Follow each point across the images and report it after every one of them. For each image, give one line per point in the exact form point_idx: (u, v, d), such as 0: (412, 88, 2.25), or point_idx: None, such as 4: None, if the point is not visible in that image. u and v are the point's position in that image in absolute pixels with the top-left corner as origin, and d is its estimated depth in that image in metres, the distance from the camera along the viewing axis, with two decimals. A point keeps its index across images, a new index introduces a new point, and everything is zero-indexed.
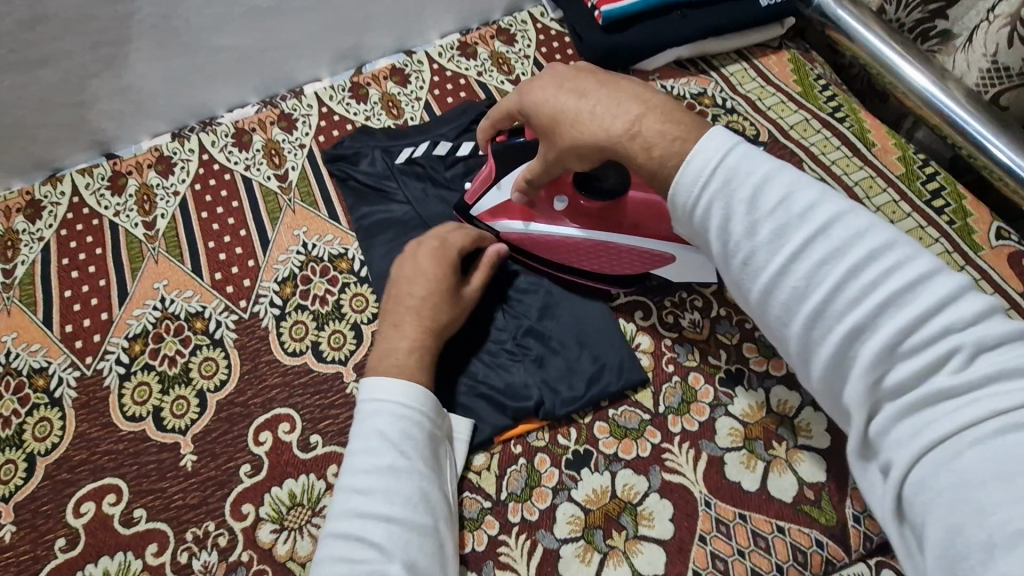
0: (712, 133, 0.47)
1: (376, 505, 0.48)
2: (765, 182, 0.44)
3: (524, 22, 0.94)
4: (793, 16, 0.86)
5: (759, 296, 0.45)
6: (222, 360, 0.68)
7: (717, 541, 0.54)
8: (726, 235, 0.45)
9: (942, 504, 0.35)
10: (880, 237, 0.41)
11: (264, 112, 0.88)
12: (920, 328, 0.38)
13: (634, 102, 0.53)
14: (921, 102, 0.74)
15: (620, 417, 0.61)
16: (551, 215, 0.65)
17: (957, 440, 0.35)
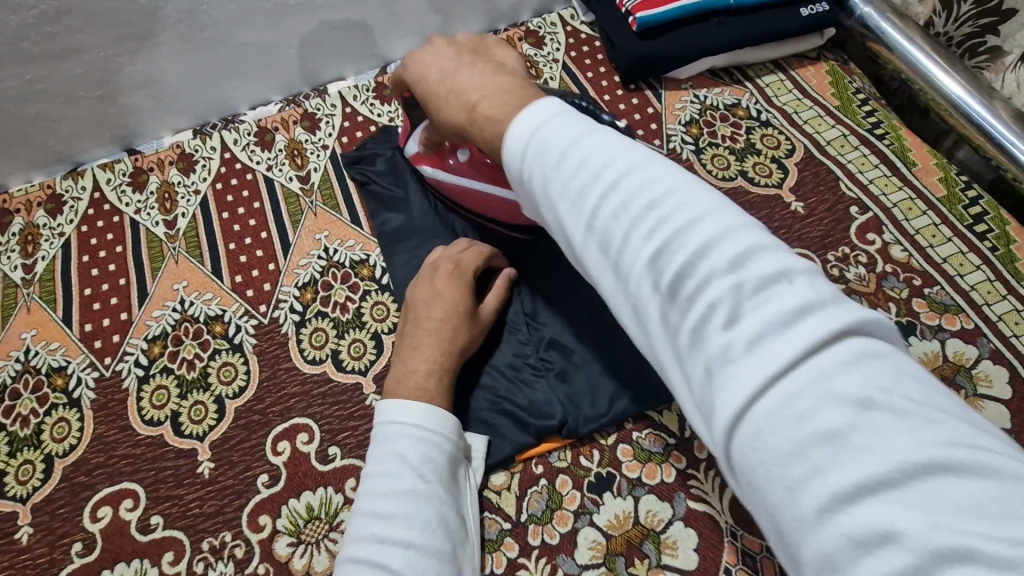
0: (537, 104, 0.41)
1: (395, 530, 0.46)
2: (574, 139, 0.38)
3: (553, 24, 0.93)
4: (833, 27, 0.83)
5: (576, 250, 0.37)
6: (240, 366, 0.67)
7: (743, 574, 0.53)
8: (545, 191, 0.38)
9: (756, 480, 0.27)
10: (672, 185, 0.34)
11: (287, 112, 0.88)
12: (701, 278, 0.30)
13: (474, 87, 0.48)
14: (965, 122, 0.72)
15: (645, 440, 0.60)
16: (456, 169, 0.64)
17: (765, 405, 0.27)
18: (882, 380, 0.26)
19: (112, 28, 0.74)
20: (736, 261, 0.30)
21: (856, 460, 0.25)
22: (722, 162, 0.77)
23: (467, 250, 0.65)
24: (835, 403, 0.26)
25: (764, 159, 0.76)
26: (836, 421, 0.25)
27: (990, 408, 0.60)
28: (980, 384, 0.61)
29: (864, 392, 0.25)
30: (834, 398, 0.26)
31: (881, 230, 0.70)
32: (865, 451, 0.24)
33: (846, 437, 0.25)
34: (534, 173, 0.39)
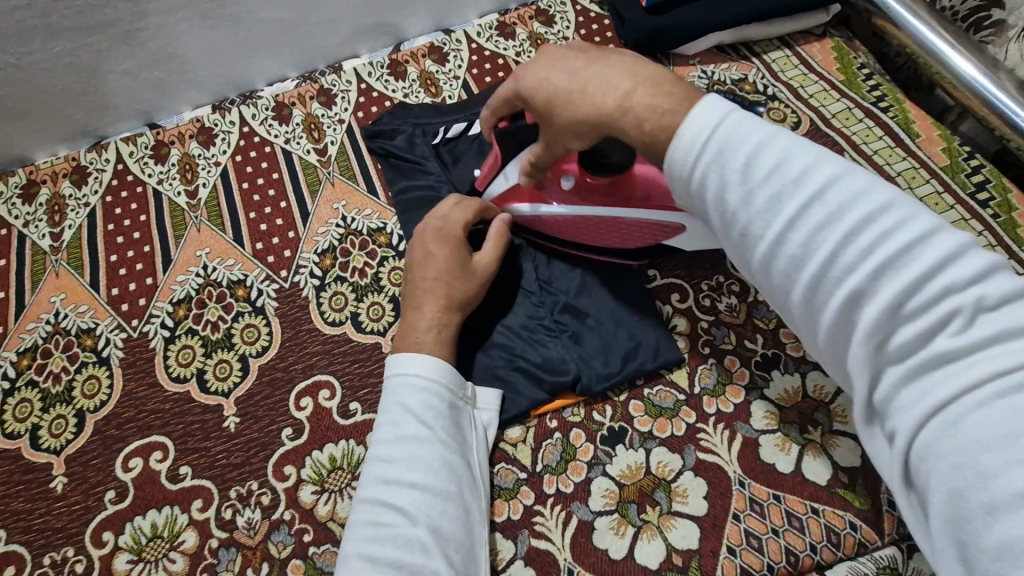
0: (704, 103, 0.44)
1: (400, 472, 0.49)
2: (767, 147, 0.42)
3: (563, 3, 0.95)
4: (839, 3, 0.85)
5: (761, 264, 0.43)
6: (263, 327, 0.70)
7: (751, 520, 0.55)
8: (719, 199, 0.44)
9: (947, 469, 0.34)
10: (891, 202, 0.39)
11: (303, 88, 0.90)
12: (932, 294, 0.36)
13: (625, 78, 0.50)
14: (967, 93, 0.73)
15: (655, 396, 0.62)
16: (558, 195, 0.64)
17: (958, 404, 0.34)
18: None
19: (137, 2, 0.76)
20: (978, 284, 0.35)
21: None
22: None
23: (461, 206, 0.66)
24: None
25: None
26: (1000, 419, 0.33)
27: None
28: None
29: None
30: (1008, 404, 0.33)
31: None
32: None
33: None
34: (686, 181, 0.46)
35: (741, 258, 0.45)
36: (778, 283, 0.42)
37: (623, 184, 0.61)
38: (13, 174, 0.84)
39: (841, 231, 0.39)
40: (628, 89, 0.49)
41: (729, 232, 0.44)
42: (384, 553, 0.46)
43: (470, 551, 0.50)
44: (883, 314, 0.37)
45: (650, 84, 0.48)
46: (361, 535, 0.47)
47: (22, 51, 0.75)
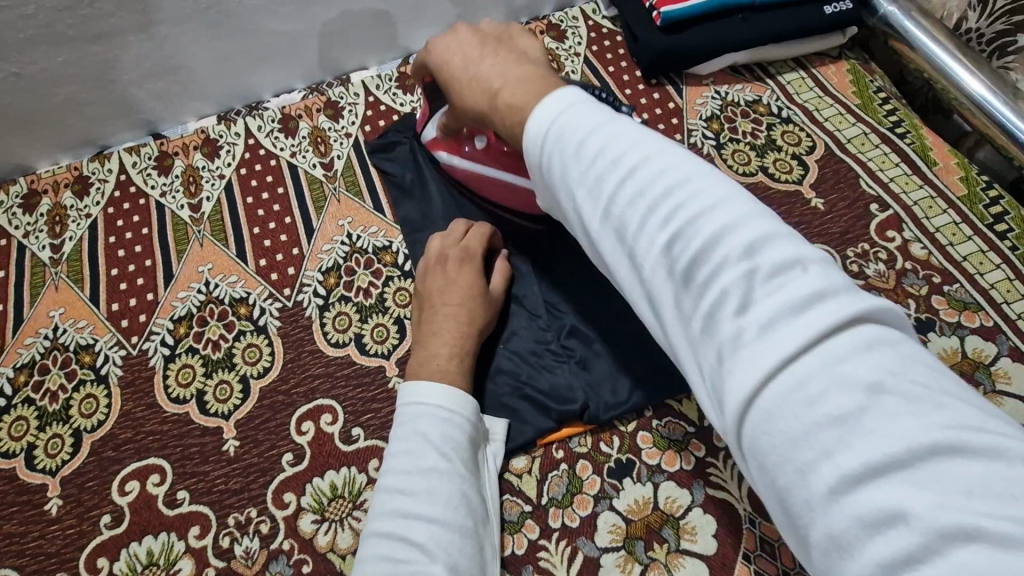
0: (555, 97, 0.43)
1: (420, 506, 0.47)
2: (596, 131, 0.40)
3: (575, 19, 0.93)
4: (857, 25, 0.84)
5: (597, 243, 0.40)
6: (265, 347, 0.68)
7: (761, 560, 0.54)
8: (563, 186, 0.41)
9: (773, 467, 0.30)
10: (687, 177, 0.37)
11: (310, 100, 0.88)
12: (719, 266, 0.33)
13: (497, 75, 0.51)
14: (988, 122, 0.72)
15: (664, 428, 0.60)
16: (473, 155, 0.67)
17: (771, 392, 0.29)
18: (880, 363, 0.28)
19: (143, 12, 0.75)
20: (752, 255, 0.33)
21: (861, 441, 0.27)
22: (743, 158, 0.77)
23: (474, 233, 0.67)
24: (846, 390, 0.28)
25: (785, 155, 0.77)
26: (843, 403, 0.28)
27: (1010, 404, 0.60)
28: (998, 381, 0.61)
29: (866, 373, 0.28)
30: (846, 383, 0.28)
31: (901, 227, 0.70)
32: (874, 434, 0.27)
33: (856, 420, 0.27)
34: (549, 164, 0.42)
35: (592, 246, 0.41)
36: (625, 269, 0.38)
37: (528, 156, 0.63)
38: (15, 183, 0.83)
39: (663, 208, 0.36)
40: (496, 88, 0.50)
41: (581, 218, 0.41)
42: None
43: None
44: (693, 291, 0.34)
45: (515, 82, 0.49)
46: (378, 572, 0.45)
47: (25, 61, 0.74)
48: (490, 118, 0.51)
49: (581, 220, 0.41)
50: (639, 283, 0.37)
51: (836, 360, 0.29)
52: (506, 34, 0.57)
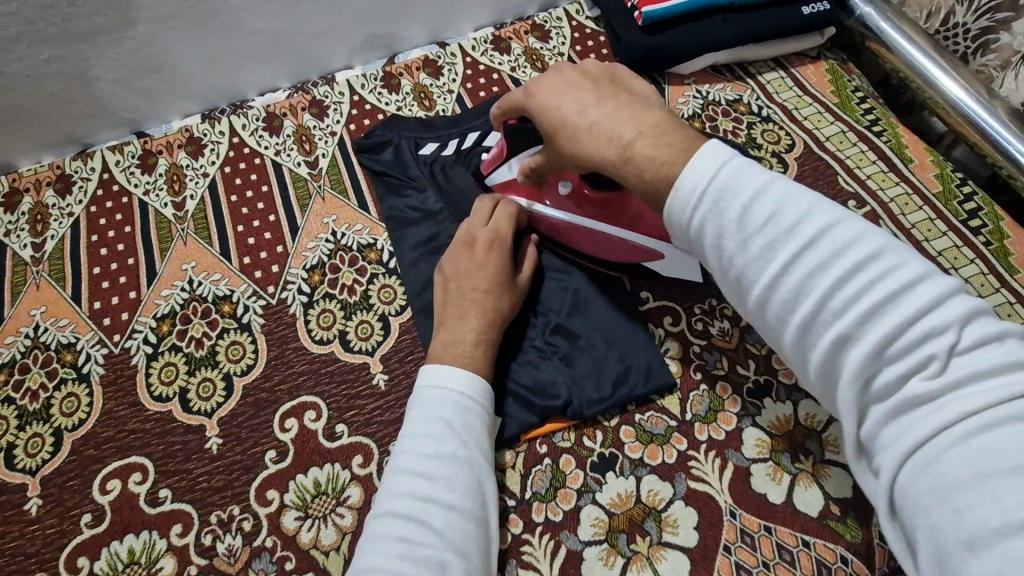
0: (699, 155, 0.44)
1: (431, 490, 0.47)
2: (759, 197, 0.42)
3: (558, 19, 0.95)
4: (834, 26, 0.85)
5: (756, 306, 0.43)
6: (248, 345, 0.68)
7: (741, 551, 0.54)
8: (717, 247, 0.44)
9: (925, 508, 0.34)
10: (879, 246, 0.39)
11: (295, 99, 0.88)
12: (924, 334, 0.36)
13: (627, 125, 0.50)
14: (961, 119, 0.74)
15: (647, 422, 0.61)
16: (556, 203, 0.67)
17: (941, 439, 0.35)
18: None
19: (126, 9, 0.75)
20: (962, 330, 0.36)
21: (1000, 496, 0.32)
22: None
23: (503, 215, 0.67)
24: (993, 453, 0.33)
25: (766, 153, 0.78)
26: (998, 460, 0.32)
27: None
28: None
29: (1010, 445, 0.32)
30: (990, 453, 0.33)
31: (878, 223, 0.71)
32: (1011, 490, 0.31)
33: (988, 477, 0.32)
34: (695, 223, 0.45)
35: (745, 307, 0.44)
36: (787, 335, 0.42)
37: (627, 208, 0.65)
38: None
39: (832, 282, 0.39)
40: (630, 137, 0.50)
41: (733, 281, 0.44)
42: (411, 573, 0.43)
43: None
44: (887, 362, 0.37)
45: (651, 135, 0.49)
46: (383, 552, 0.44)
47: (8, 58, 0.74)
48: (619, 169, 0.50)
49: (732, 283, 0.44)
50: (799, 350, 0.42)
51: (981, 427, 0.34)
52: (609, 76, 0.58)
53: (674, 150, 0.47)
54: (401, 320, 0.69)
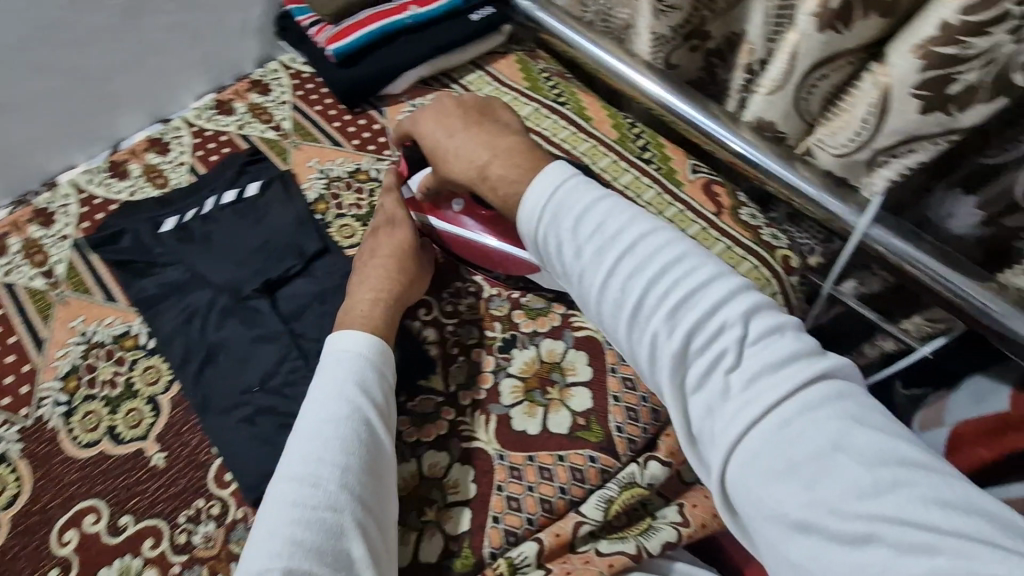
0: (535, 184, 0.59)
1: (325, 455, 0.55)
2: (588, 209, 0.57)
3: (275, 71, 0.98)
4: (507, 23, 0.97)
5: (596, 308, 0.56)
6: (10, 476, 0.65)
7: (511, 485, 0.62)
8: (561, 257, 0.57)
9: (758, 494, 0.45)
10: (685, 257, 0.54)
11: (16, 213, 0.85)
12: (713, 333, 0.50)
13: (486, 153, 0.65)
14: (599, 65, 0.88)
15: (417, 406, 0.67)
16: (451, 218, 0.72)
17: (768, 422, 0.46)
18: (842, 412, 0.46)
19: None
20: (744, 326, 0.50)
21: (833, 471, 0.43)
22: None
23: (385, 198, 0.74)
24: (818, 433, 0.44)
25: None
26: (825, 440, 0.44)
27: None
28: None
29: (834, 422, 0.45)
30: (824, 430, 0.44)
31: None
32: (843, 463, 0.43)
33: (831, 454, 0.44)
34: (543, 234, 0.58)
35: (592, 313, 0.57)
36: (622, 332, 0.54)
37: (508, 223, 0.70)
38: None
39: (661, 287, 0.52)
40: (486, 160, 0.65)
41: (581, 290, 0.57)
42: (304, 536, 0.51)
43: (384, 529, 0.55)
44: (693, 350, 0.50)
45: (500, 158, 0.64)
46: (286, 517, 0.52)
47: None
48: (477, 186, 0.66)
49: (580, 290, 0.57)
50: (632, 344, 0.54)
51: (809, 409, 0.46)
52: (488, 108, 0.72)
53: (518, 171, 0.62)
54: (171, 395, 0.69)
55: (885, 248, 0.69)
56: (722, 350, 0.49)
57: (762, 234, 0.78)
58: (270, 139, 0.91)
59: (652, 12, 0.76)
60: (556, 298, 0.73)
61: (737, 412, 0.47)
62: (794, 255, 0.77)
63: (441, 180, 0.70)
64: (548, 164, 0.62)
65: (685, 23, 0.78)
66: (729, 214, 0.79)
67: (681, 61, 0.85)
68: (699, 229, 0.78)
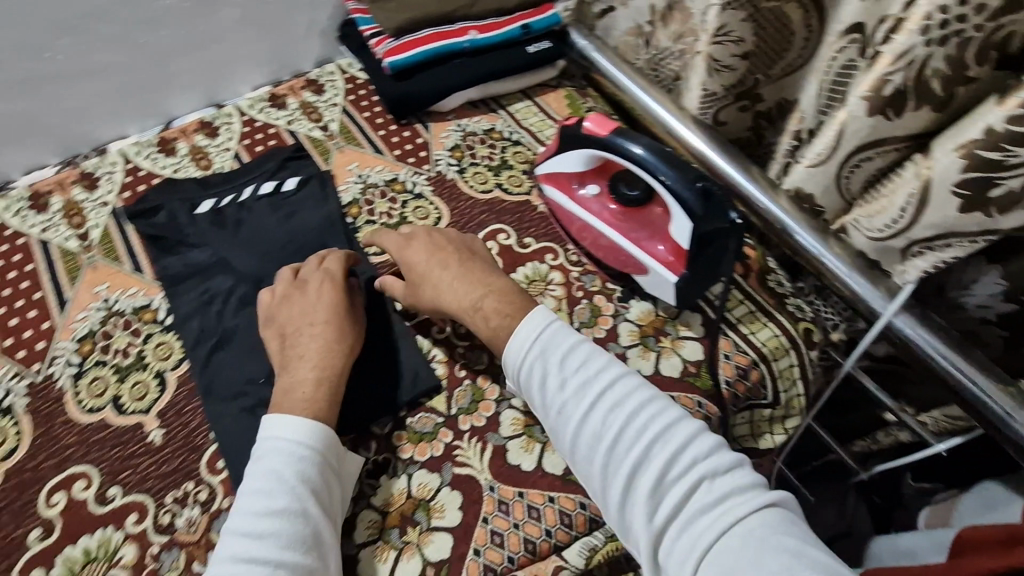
0: (524, 324, 0.62)
1: (267, 549, 0.51)
2: (574, 347, 0.60)
3: (331, 73, 1.01)
4: (562, 58, 0.98)
5: (571, 446, 0.58)
6: (11, 429, 0.66)
7: (497, 519, 0.61)
8: (543, 392, 0.60)
9: None
10: (650, 397, 0.58)
11: (64, 174, 0.88)
12: (681, 469, 0.53)
13: (479, 287, 0.67)
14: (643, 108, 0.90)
15: (416, 424, 0.67)
16: (583, 201, 0.76)
17: (733, 547, 0.49)
18: (797, 538, 0.49)
19: None
20: (695, 465, 0.53)
21: None
22: (481, 178, 0.89)
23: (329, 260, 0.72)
24: (779, 551, 0.47)
25: (517, 172, 0.90)
26: (789, 554, 0.47)
27: (690, 346, 0.73)
28: (681, 330, 0.74)
29: (791, 542, 0.48)
30: (786, 548, 0.47)
31: None
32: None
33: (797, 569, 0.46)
34: (526, 371, 0.61)
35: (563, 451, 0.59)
36: (596, 473, 0.56)
37: (637, 224, 0.72)
38: None
39: (639, 424, 0.56)
40: (481, 294, 0.66)
41: (556, 431, 0.59)
42: None
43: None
44: (667, 484, 0.53)
45: (496, 294, 0.66)
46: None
47: None
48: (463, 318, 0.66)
49: (556, 432, 0.59)
50: (602, 486, 0.56)
51: (769, 533, 0.49)
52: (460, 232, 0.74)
53: (512, 308, 0.65)
54: (178, 374, 0.70)
55: (910, 339, 0.68)
56: (695, 480, 0.53)
57: (787, 304, 0.77)
58: (316, 137, 0.94)
59: (705, 69, 0.76)
60: None
61: (711, 539, 0.49)
62: (816, 329, 0.76)
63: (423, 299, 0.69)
64: (530, 308, 0.65)
65: (738, 84, 0.77)
66: (756, 279, 0.79)
67: (729, 119, 0.83)
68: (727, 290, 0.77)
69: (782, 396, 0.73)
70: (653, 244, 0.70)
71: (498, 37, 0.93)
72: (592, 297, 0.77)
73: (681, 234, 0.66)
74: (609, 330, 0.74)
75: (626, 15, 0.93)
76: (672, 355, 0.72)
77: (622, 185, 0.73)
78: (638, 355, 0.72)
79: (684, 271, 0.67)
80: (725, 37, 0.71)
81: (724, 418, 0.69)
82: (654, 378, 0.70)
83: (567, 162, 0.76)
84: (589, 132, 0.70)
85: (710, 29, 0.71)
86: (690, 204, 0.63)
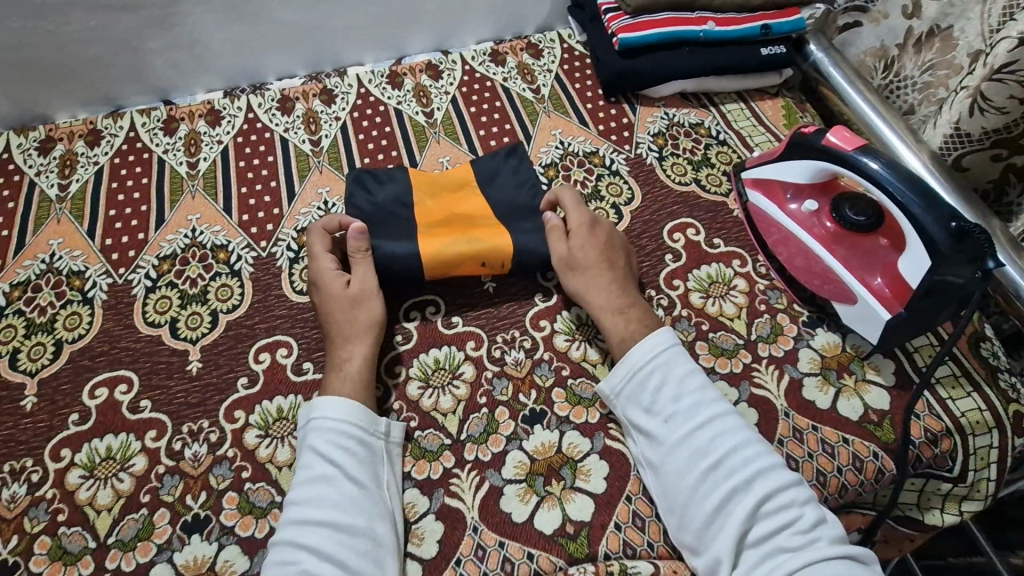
0: (653, 335, 0.64)
1: (324, 514, 0.55)
2: (693, 369, 0.63)
3: (552, 41, 1.05)
4: (791, 68, 0.96)
5: (671, 457, 0.59)
6: (236, 288, 0.77)
7: (640, 502, 0.62)
8: (656, 400, 0.61)
9: None
10: (754, 437, 0.59)
11: (309, 85, 0.98)
12: (777, 504, 0.55)
13: None
14: (869, 132, 0.85)
15: (578, 387, 0.69)
16: (796, 214, 0.73)
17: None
18: None
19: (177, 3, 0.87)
20: (788, 504, 0.55)
21: None
22: (680, 169, 0.87)
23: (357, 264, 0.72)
24: None
25: (717, 172, 0.87)
26: None
27: (874, 392, 0.68)
28: (868, 372, 0.69)
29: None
30: None
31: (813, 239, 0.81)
32: None
33: None
34: (641, 377, 0.63)
35: (656, 458, 0.60)
36: (687, 487, 0.57)
37: (855, 251, 0.68)
38: (33, 130, 0.92)
39: (743, 453, 0.57)
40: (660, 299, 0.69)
41: (653, 440, 0.61)
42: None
43: None
44: (758, 517, 0.55)
45: None
46: None
47: (61, 21, 0.85)
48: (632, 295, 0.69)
49: (654, 435, 0.60)
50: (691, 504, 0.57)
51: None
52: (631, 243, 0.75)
53: None
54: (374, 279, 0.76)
55: None
56: (787, 516, 0.54)
57: (999, 378, 0.68)
58: (527, 99, 0.97)
59: (970, 105, 0.73)
60: (743, 345, 0.71)
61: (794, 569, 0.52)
62: None
63: (599, 279, 0.70)
64: (659, 326, 0.67)
65: (1001, 130, 0.73)
66: (967, 344, 0.70)
67: (975, 166, 0.78)
68: (925, 343, 0.71)
69: (970, 475, 0.65)
70: (870, 275, 0.67)
71: (736, 33, 0.92)
72: (775, 313, 0.73)
73: (913, 272, 0.62)
74: (789, 351, 0.70)
75: (872, 34, 0.90)
76: (853, 397, 0.67)
77: (847, 206, 0.70)
78: (816, 386, 0.68)
79: (900, 310, 0.64)
80: (1009, 75, 0.68)
81: (898, 477, 0.63)
82: (830, 415, 0.66)
83: (787, 171, 0.73)
84: (829, 144, 0.67)
85: (995, 64, 0.69)
86: (936, 242, 0.59)
